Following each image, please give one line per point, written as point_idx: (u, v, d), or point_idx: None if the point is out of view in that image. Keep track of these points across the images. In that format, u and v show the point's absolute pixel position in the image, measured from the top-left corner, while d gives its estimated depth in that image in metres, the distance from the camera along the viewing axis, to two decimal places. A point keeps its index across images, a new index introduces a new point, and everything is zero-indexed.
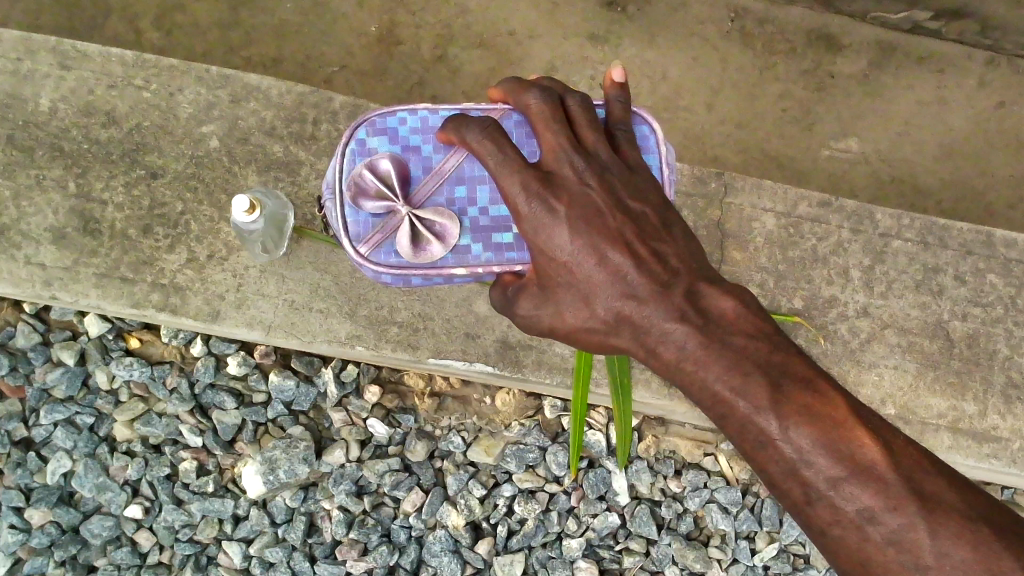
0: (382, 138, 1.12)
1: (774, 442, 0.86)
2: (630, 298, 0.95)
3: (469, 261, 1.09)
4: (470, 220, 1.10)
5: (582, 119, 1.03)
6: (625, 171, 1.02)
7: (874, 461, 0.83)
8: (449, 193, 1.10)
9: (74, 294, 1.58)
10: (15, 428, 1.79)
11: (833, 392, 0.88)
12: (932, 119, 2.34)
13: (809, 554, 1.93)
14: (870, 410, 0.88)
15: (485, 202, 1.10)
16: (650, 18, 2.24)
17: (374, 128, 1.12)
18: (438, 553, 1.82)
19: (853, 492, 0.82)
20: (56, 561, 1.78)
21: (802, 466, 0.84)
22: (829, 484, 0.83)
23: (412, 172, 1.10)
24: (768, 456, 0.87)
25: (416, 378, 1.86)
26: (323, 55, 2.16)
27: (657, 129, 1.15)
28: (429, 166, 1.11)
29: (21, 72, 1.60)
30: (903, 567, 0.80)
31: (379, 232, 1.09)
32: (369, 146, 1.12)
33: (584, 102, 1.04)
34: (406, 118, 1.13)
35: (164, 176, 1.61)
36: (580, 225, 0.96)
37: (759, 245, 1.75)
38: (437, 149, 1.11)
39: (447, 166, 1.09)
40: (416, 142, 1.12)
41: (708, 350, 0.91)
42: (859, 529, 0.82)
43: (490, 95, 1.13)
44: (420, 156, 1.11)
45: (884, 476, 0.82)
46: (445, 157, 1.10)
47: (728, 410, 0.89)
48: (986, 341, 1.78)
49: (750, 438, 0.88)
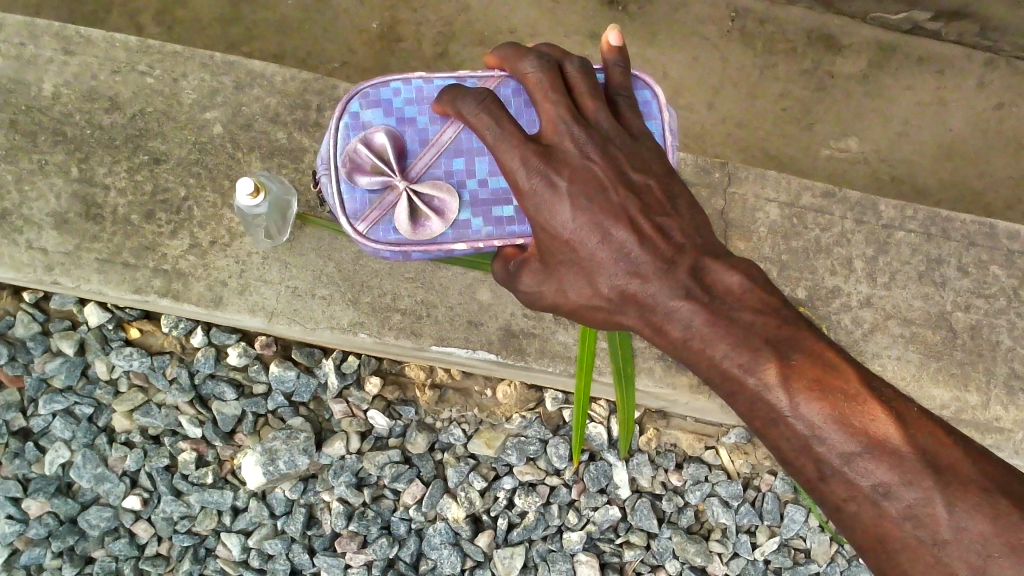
0: (377, 110, 1.11)
1: (785, 418, 0.86)
2: (635, 275, 0.95)
3: (469, 235, 1.09)
4: (470, 193, 1.09)
5: (581, 87, 1.02)
6: (628, 141, 1.02)
7: (889, 435, 0.83)
8: (446, 165, 1.09)
9: (75, 279, 1.58)
10: (13, 418, 1.78)
11: (844, 363, 0.87)
12: (934, 118, 2.34)
13: (810, 548, 1.92)
14: (882, 382, 0.88)
15: (484, 174, 1.09)
16: (653, 14, 2.24)
17: (367, 101, 1.11)
18: (438, 545, 1.82)
19: (867, 467, 0.82)
20: (53, 552, 1.77)
21: (815, 442, 0.84)
22: (843, 460, 0.83)
23: (409, 144, 1.09)
24: (779, 434, 0.87)
25: (417, 369, 1.85)
26: (325, 52, 2.17)
27: (659, 94, 1.14)
28: (425, 138, 1.10)
29: (24, 58, 1.60)
30: (921, 542, 0.80)
31: (376, 208, 1.08)
32: (363, 119, 1.11)
33: (583, 68, 1.02)
34: (400, 89, 1.11)
35: (168, 162, 1.60)
36: (582, 201, 0.96)
37: (762, 235, 1.76)
38: (433, 121, 1.10)
39: (444, 138, 1.08)
40: (412, 114, 1.11)
41: (715, 327, 0.91)
42: (874, 504, 0.82)
43: (485, 62, 1.11)
44: (416, 128, 1.10)
45: (899, 450, 0.82)
46: (442, 129, 1.09)
47: (736, 386, 0.89)
48: (989, 331, 1.78)
49: (761, 415, 0.88)
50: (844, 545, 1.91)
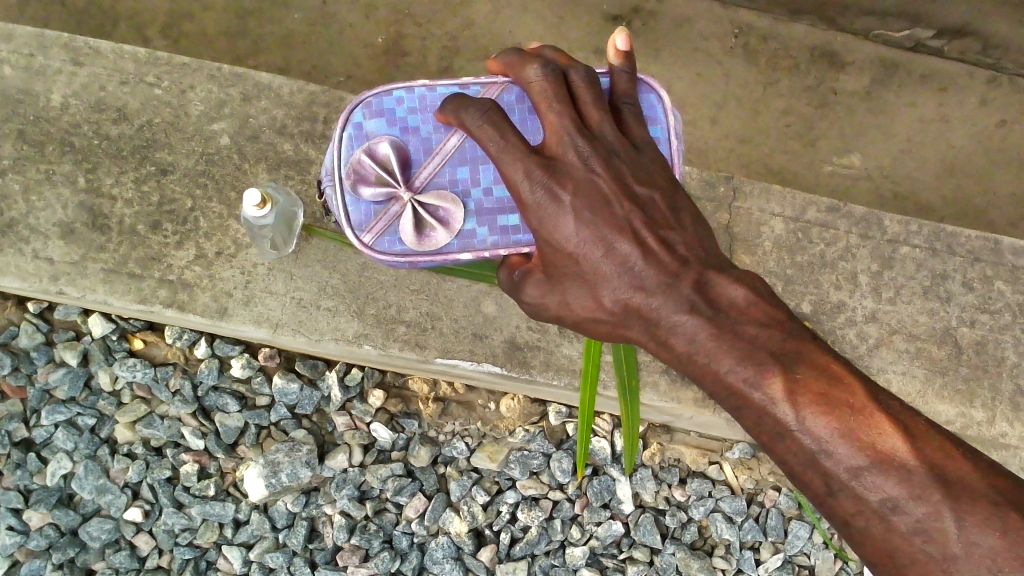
0: (379, 120, 1.11)
1: (791, 432, 0.85)
2: (638, 289, 0.95)
3: (474, 245, 1.09)
4: (475, 202, 1.09)
5: (586, 96, 1.01)
6: (633, 152, 1.01)
7: (896, 448, 0.82)
8: (451, 174, 1.09)
9: (81, 289, 1.58)
10: (16, 428, 1.77)
11: (851, 377, 0.87)
12: (937, 135, 2.35)
13: (814, 565, 1.91)
14: (890, 394, 0.87)
15: (488, 182, 1.09)
16: (656, 29, 2.26)
17: (370, 110, 1.11)
18: (440, 560, 1.81)
19: (875, 481, 0.82)
20: (53, 564, 1.76)
21: (822, 456, 0.84)
22: (850, 474, 0.83)
23: (413, 154, 1.10)
24: (786, 448, 0.86)
25: (420, 383, 1.85)
26: (331, 65, 2.18)
27: (664, 98, 1.15)
28: (429, 146, 1.10)
29: (33, 68, 1.61)
30: (930, 557, 0.80)
31: (381, 219, 1.09)
32: (366, 130, 1.11)
33: (587, 77, 1.02)
34: (403, 98, 1.11)
35: (174, 172, 1.61)
36: (586, 214, 0.96)
37: (767, 249, 1.76)
38: (437, 129, 1.10)
39: (448, 145, 1.09)
40: (415, 123, 1.11)
41: (719, 341, 0.91)
42: (883, 519, 0.81)
43: (489, 68, 1.11)
44: (419, 137, 1.10)
45: (907, 464, 0.81)
46: (445, 137, 1.09)
47: (743, 401, 0.89)
48: (994, 347, 1.77)
49: (767, 429, 0.87)
50: (848, 562, 1.89)
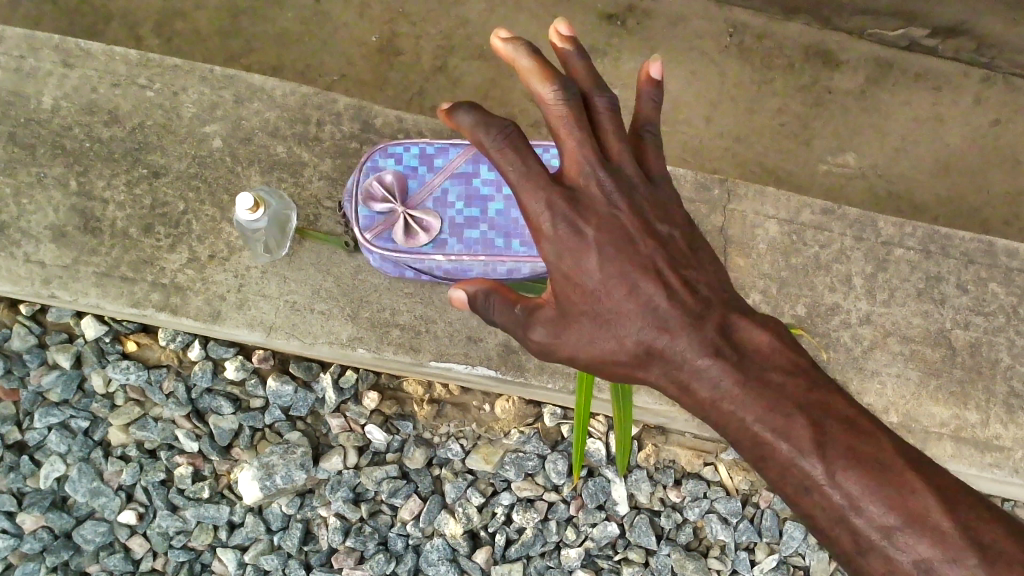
0: (390, 160, 1.41)
1: (820, 487, 0.80)
2: (662, 331, 0.94)
3: (446, 251, 1.38)
4: (450, 220, 1.39)
5: (609, 126, 0.98)
6: (652, 187, 1.01)
7: (929, 509, 0.77)
8: (436, 201, 1.40)
9: (72, 292, 1.57)
10: (8, 431, 1.76)
11: (879, 431, 0.83)
12: (931, 136, 2.35)
13: (808, 565, 1.92)
14: (922, 455, 0.82)
15: (462, 209, 1.40)
16: (651, 31, 2.25)
17: (384, 153, 1.41)
18: (435, 561, 1.81)
19: (907, 542, 0.76)
20: (47, 567, 1.75)
21: (851, 512, 0.79)
22: (881, 534, 0.77)
23: (411, 185, 1.40)
24: (812, 502, 0.81)
25: (415, 385, 1.85)
26: (324, 63, 2.17)
27: None
28: (423, 181, 1.40)
29: (23, 70, 1.60)
30: None
31: (381, 224, 1.35)
32: (380, 165, 1.40)
33: (611, 105, 0.98)
34: (410, 147, 1.41)
35: (167, 175, 1.60)
36: (609, 253, 0.96)
37: (762, 251, 1.76)
38: (431, 170, 1.41)
39: (437, 181, 1.40)
40: (416, 164, 1.41)
41: (745, 390, 0.88)
42: None
43: None
44: (418, 175, 1.41)
45: (941, 526, 0.76)
46: (436, 175, 1.40)
47: (768, 451, 0.85)
48: (988, 349, 1.78)
49: (793, 483, 0.83)
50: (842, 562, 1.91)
